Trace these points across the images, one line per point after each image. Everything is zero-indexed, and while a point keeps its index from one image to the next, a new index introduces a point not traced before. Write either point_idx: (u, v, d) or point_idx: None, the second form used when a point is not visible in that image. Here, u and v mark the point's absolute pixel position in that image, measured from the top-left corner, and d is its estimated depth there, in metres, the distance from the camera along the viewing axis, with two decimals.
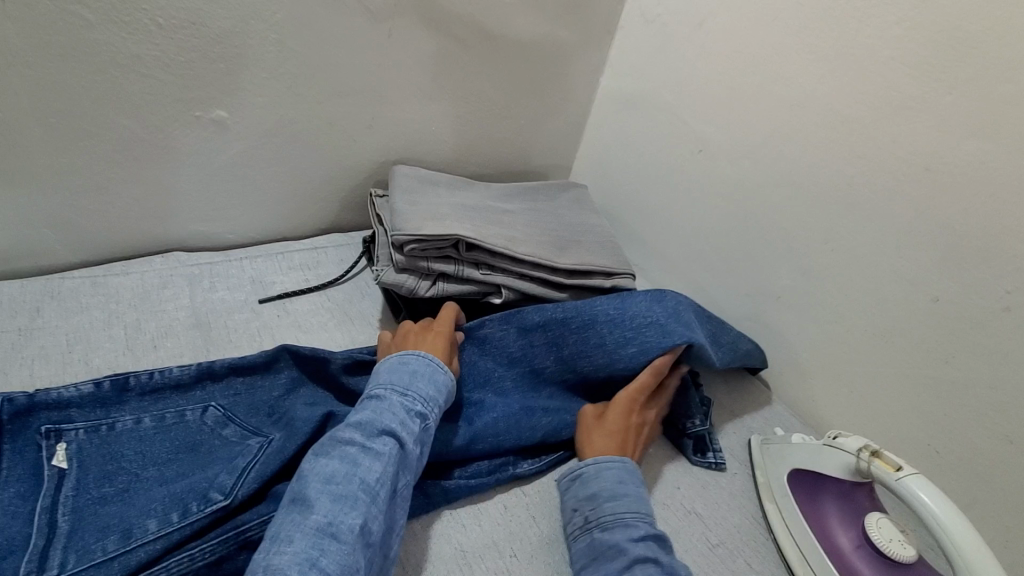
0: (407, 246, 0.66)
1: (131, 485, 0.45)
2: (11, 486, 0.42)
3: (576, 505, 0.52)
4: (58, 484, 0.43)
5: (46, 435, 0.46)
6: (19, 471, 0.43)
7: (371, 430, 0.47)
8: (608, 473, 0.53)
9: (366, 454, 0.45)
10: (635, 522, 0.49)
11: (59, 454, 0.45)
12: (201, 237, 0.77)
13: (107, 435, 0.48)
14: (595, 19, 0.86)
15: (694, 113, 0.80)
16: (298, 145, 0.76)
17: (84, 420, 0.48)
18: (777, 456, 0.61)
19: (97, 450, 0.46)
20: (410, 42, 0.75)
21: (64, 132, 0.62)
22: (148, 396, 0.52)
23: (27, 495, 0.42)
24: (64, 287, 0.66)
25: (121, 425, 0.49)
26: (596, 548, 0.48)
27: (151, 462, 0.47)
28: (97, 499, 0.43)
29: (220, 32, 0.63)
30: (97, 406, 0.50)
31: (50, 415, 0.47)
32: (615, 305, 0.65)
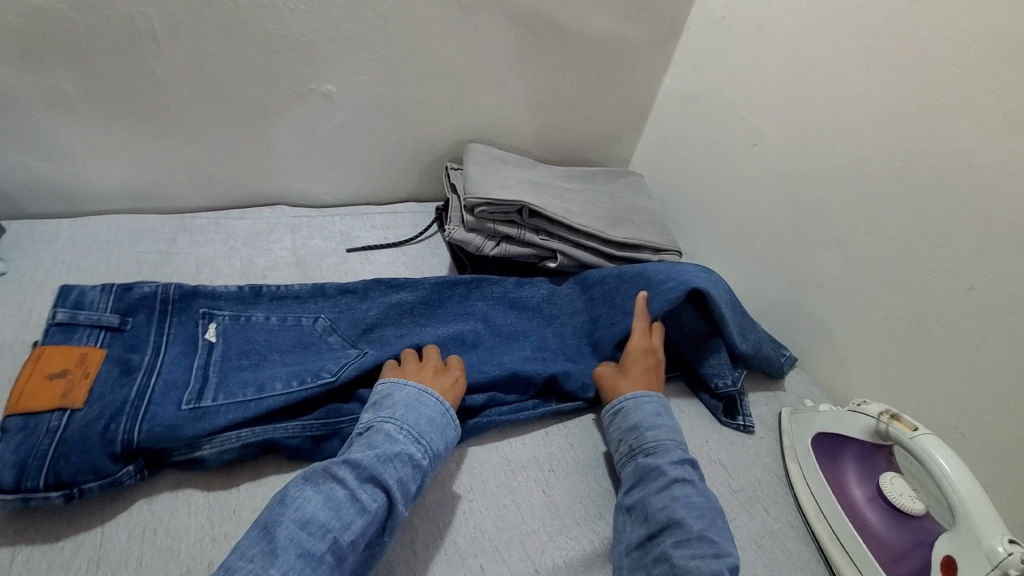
0: (477, 208, 0.75)
1: (260, 361, 0.58)
2: (177, 346, 0.56)
3: (621, 435, 0.58)
4: (209, 350, 0.57)
5: (203, 315, 0.60)
6: (184, 334, 0.58)
7: (365, 477, 0.45)
8: (646, 407, 0.60)
9: (350, 505, 0.43)
10: (673, 448, 0.55)
11: (211, 329, 0.59)
12: (300, 194, 0.90)
13: (244, 324, 0.61)
14: (663, 20, 0.93)
15: (751, 109, 0.85)
16: (389, 119, 0.87)
17: (230, 310, 0.62)
18: (803, 422, 0.65)
19: (237, 333, 0.60)
20: (493, 34, 0.84)
21: (208, 94, 0.75)
22: (275, 300, 0.65)
23: (187, 354, 0.56)
24: (194, 224, 0.79)
25: (255, 318, 0.62)
26: (642, 470, 0.54)
27: (275, 348, 0.60)
28: (236, 365, 0.57)
29: (337, 18, 0.75)
30: (238, 301, 0.63)
31: (206, 301, 0.61)
32: (663, 268, 0.72)
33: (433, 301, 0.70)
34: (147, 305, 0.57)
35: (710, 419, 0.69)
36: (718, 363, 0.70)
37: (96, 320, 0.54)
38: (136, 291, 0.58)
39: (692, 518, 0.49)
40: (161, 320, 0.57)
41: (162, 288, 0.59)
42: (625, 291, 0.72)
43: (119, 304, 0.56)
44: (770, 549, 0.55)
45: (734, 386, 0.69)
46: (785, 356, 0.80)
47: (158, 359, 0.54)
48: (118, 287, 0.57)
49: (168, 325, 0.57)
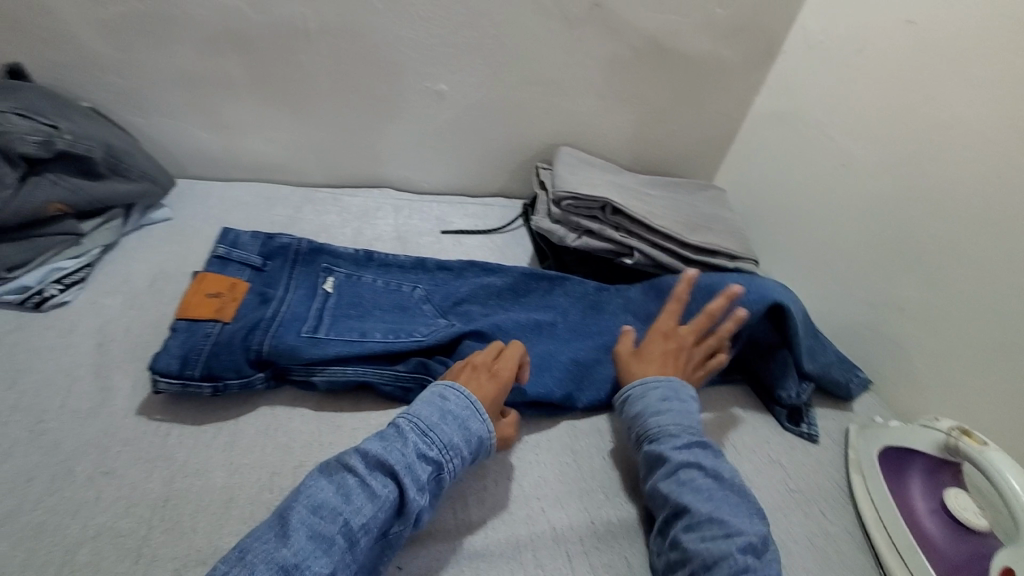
0: (564, 201, 0.81)
1: (365, 314, 0.66)
2: (300, 290, 0.66)
3: (630, 425, 0.60)
4: (325, 298, 0.66)
5: (324, 269, 0.70)
6: (308, 281, 0.67)
7: (372, 465, 0.47)
8: (653, 393, 0.60)
9: (360, 492, 0.45)
10: (676, 433, 0.57)
11: (329, 280, 0.69)
12: (406, 181, 1.00)
13: (355, 281, 0.70)
14: (760, 41, 0.96)
15: (842, 130, 0.86)
16: (490, 119, 0.96)
17: (345, 269, 0.71)
18: (870, 436, 0.65)
19: (349, 287, 0.69)
20: (593, 47, 0.91)
21: (342, 85, 0.87)
22: (382, 267, 0.74)
23: (309, 297, 0.65)
24: (317, 197, 0.91)
25: (365, 279, 0.72)
26: (651, 458, 0.56)
27: (378, 306, 0.68)
28: (346, 313, 0.65)
29: (457, 26, 0.85)
30: (353, 262, 0.73)
31: (329, 258, 0.71)
32: (745, 282, 0.74)
33: (518, 288, 0.76)
34: (283, 254, 0.69)
35: (773, 424, 0.71)
36: (782, 374, 0.71)
37: (245, 259, 0.66)
38: (277, 241, 0.69)
39: (696, 501, 0.51)
40: (291, 267, 0.68)
41: (296, 242, 0.70)
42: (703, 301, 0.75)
43: (263, 249, 0.68)
44: (823, 549, 0.57)
45: (798, 397, 0.70)
46: (858, 379, 0.77)
47: (286, 297, 0.64)
48: (264, 236, 0.69)
49: (296, 273, 0.68)
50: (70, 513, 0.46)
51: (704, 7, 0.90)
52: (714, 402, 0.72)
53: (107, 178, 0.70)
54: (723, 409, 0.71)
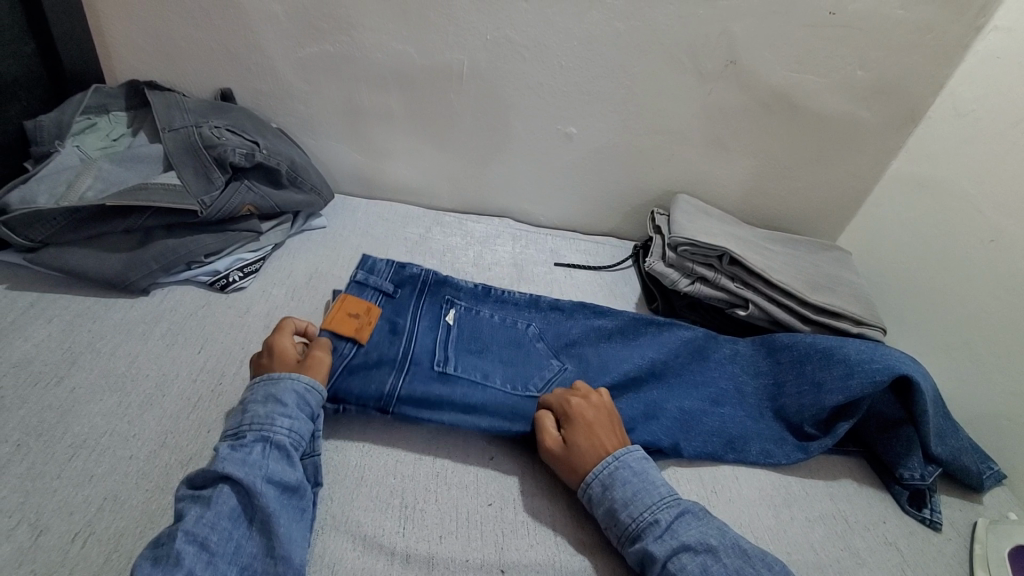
0: (681, 247, 0.83)
1: (483, 350, 0.70)
2: (426, 322, 0.71)
3: (604, 526, 0.55)
4: (449, 331, 0.71)
5: (447, 301, 0.75)
6: (432, 311, 0.73)
7: (195, 481, 0.48)
8: (613, 478, 0.55)
9: (195, 508, 0.46)
10: (651, 517, 0.52)
11: (451, 312, 0.74)
12: (525, 214, 1.07)
13: (475, 315, 0.75)
14: (902, 105, 0.93)
15: (992, 202, 0.81)
16: (612, 163, 1.01)
17: (465, 302, 0.77)
18: (1002, 532, 0.61)
19: (469, 321, 0.74)
20: (722, 101, 0.94)
21: (483, 123, 0.97)
22: (500, 303, 0.79)
23: (433, 329, 0.70)
24: (446, 220, 1.01)
25: (483, 313, 0.76)
26: (638, 558, 0.51)
27: (496, 342, 0.72)
28: (467, 348, 0.70)
29: (595, 75, 0.91)
30: (473, 296, 0.78)
31: (452, 290, 0.77)
32: (868, 346, 0.70)
33: (628, 331, 0.79)
34: (413, 283, 0.75)
35: (890, 503, 0.66)
36: (906, 453, 0.67)
37: (379, 285, 0.72)
38: (407, 271, 0.76)
39: None
40: (419, 297, 0.74)
41: (424, 272, 0.76)
42: (818, 358, 0.71)
43: (396, 277, 0.74)
44: None
45: (922, 479, 0.64)
46: (993, 471, 0.71)
47: (414, 329, 0.69)
48: (396, 265, 0.76)
49: (423, 301, 0.74)
50: None
51: (844, 68, 0.90)
52: (823, 470, 0.69)
53: (286, 188, 0.84)
54: (833, 479, 0.68)
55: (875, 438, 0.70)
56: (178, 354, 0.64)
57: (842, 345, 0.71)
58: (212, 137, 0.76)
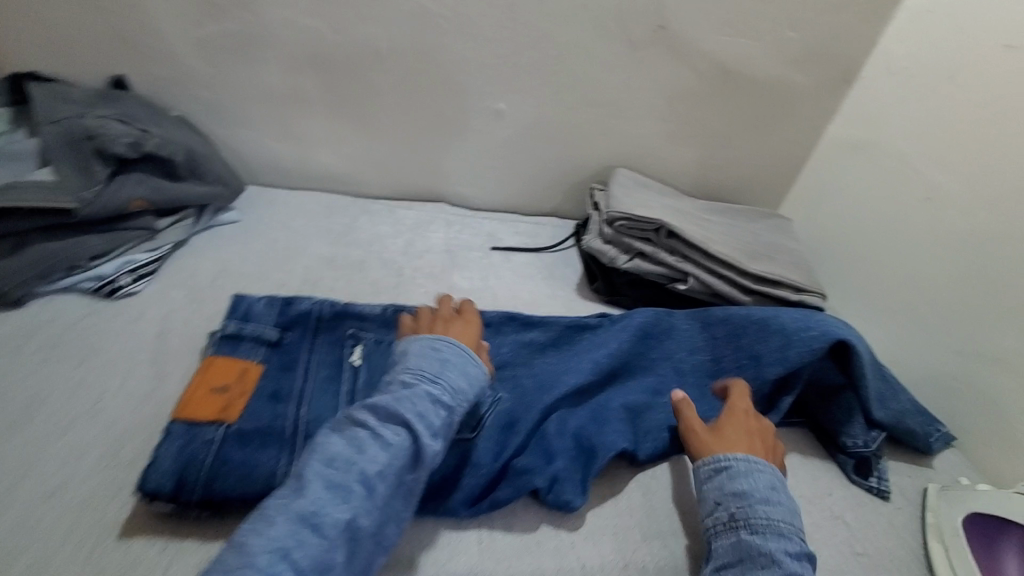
0: (617, 222, 0.79)
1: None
2: (323, 371, 0.60)
3: (722, 499, 0.53)
4: (355, 376, 0.60)
5: (350, 336, 0.64)
6: (329, 356, 0.62)
7: (385, 418, 0.50)
8: (759, 475, 0.54)
9: (372, 444, 0.48)
10: (788, 533, 0.50)
11: (356, 353, 0.62)
12: (460, 197, 1.02)
13: (388, 349, 0.64)
14: (836, 66, 0.91)
15: (930, 161, 0.79)
16: (547, 140, 0.96)
17: (374, 333, 0.65)
18: (954, 500, 0.58)
19: (380, 358, 0.63)
20: (656, 70, 0.90)
21: (408, 103, 0.90)
22: (414, 327, 0.68)
23: (332, 380, 0.59)
24: (374, 208, 0.94)
25: (396, 344, 0.66)
26: (746, 549, 0.49)
27: None
28: (381, 395, 0.59)
29: (522, 46, 0.86)
30: (383, 325, 0.66)
31: (353, 322, 0.65)
32: (802, 314, 0.68)
33: (562, 342, 0.70)
34: (303, 322, 0.64)
35: (839, 476, 0.64)
36: (848, 420, 0.65)
37: (259, 334, 0.62)
38: (297, 306, 0.65)
39: None
40: (313, 338, 0.63)
41: (316, 307, 0.65)
42: (754, 329, 0.68)
43: (280, 319, 0.64)
44: None
45: (866, 446, 0.63)
46: (942, 434, 0.69)
47: (306, 388, 0.58)
48: (282, 302, 0.65)
49: (318, 344, 0.63)
50: (112, 494, 0.49)
51: (776, 29, 0.87)
52: None
53: (185, 180, 0.76)
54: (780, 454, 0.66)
55: (817, 409, 0.67)
56: (53, 372, 0.57)
57: (780, 316, 0.68)
58: (94, 126, 0.68)
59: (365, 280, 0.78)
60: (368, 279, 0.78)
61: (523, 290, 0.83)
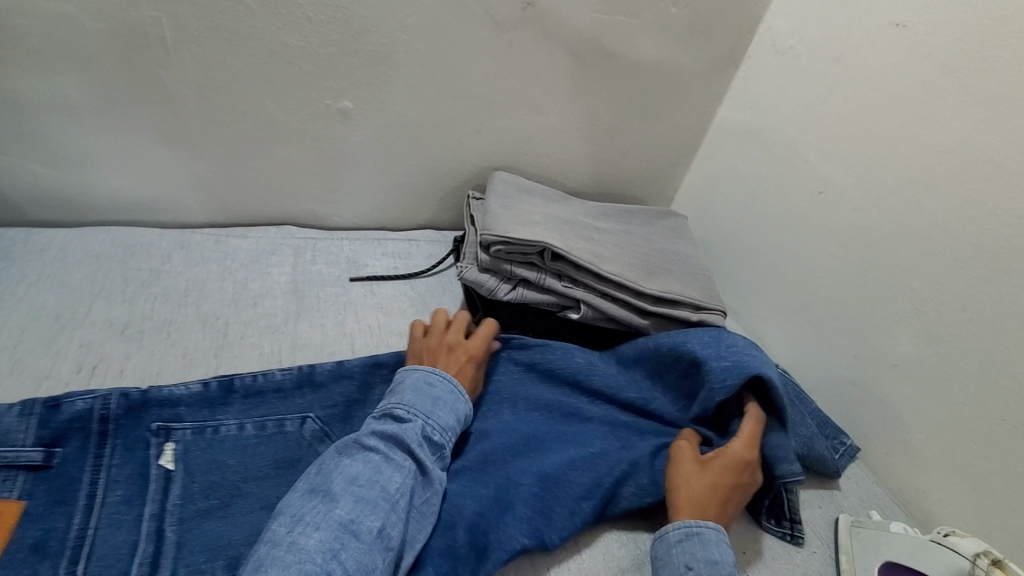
0: (493, 246, 0.66)
1: (232, 499, 0.48)
2: (119, 489, 0.46)
3: (692, 566, 0.47)
4: (166, 486, 0.47)
5: (156, 433, 0.50)
6: (128, 467, 0.48)
7: (393, 442, 0.49)
8: (725, 548, 0.49)
9: (387, 464, 0.47)
10: None
11: (165, 453, 0.49)
12: (313, 216, 0.84)
13: (210, 439, 0.51)
14: (721, 46, 0.83)
15: (820, 152, 0.74)
16: (409, 142, 0.80)
17: (191, 421, 0.52)
18: (869, 543, 0.54)
19: (199, 454, 0.50)
20: (527, 54, 0.77)
21: (220, 107, 0.71)
22: (250, 401, 0.55)
23: (131, 500, 0.46)
24: (193, 240, 0.74)
25: (225, 429, 0.53)
26: None
27: (251, 475, 0.50)
28: (201, 511, 0.47)
29: (359, 29, 0.69)
30: (203, 406, 0.53)
31: (161, 412, 0.52)
32: (712, 337, 0.61)
33: None
34: (81, 428, 0.48)
35: (750, 522, 0.58)
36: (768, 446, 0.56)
37: (13, 459, 0.45)
38: (67, 409, 0.48)
39: None
40: (99, 446, 0.48)
41: (96, 403, 0.49)
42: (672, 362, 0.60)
43: (44, 430, 0.47)
44: None
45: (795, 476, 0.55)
46: (846, 447, 0.68)
47: (92, 528, 0.44)
48: (43, 407, 0.48)
49: (109, 453, 0.48)
50: None
51: (656, 5, 0.77)
52: None
53: None
54: None
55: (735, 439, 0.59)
56: None
57: (696, 342, 0.60)
58: None
59: (173, 351, 0.60)
60: (178, 348, 0.60)
61: (388, 333, 0.69)
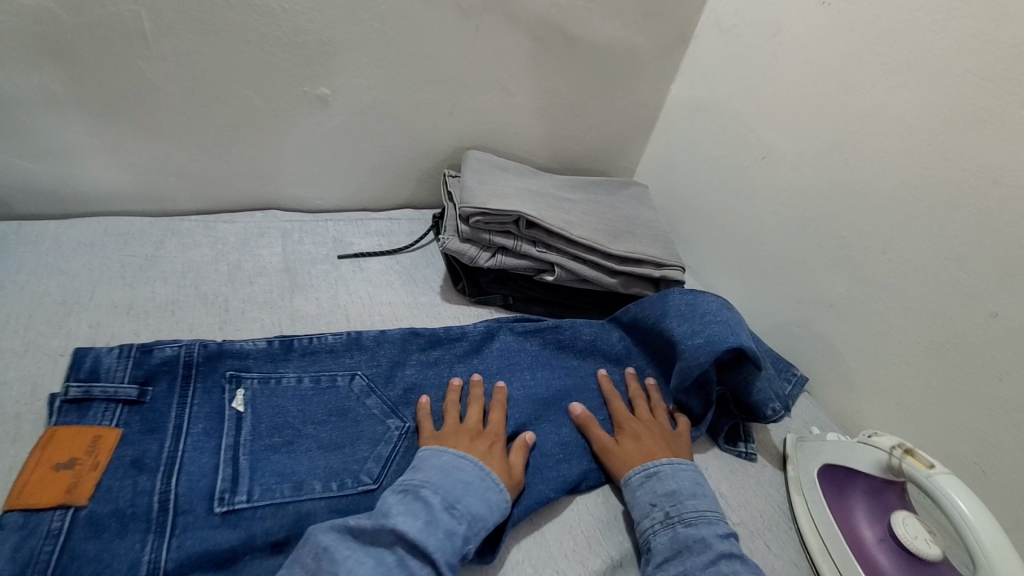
0: (472, 218, 0.72)
1: (294, 438, 0.52)
2: (201, 423, 0.51)
3: (655, 500, 0.54)
4: (237, 426, 0.51)
5: (230, 379, 0.54)
6: (207, 406, 0.52)
7: (412, 546, 0.43)
8: (683, 474, 0.57)
9: (398, 575, 0.42)
10: (716, 520, 0.53)
11: (238, 397, 0.53)
12: (295, 200, 0.88)
13: (274, 389, 0.56)
14: (671, 26, 0.90)
15: (762, 121, 0.82)
16: (385, 125, 0.85)
17: (258, 371, 0.56)
18: (809, 452, 0.62)
19: (266, 400, 0.54)
20: (493, 38, 0.82)
21: (203, 98, 0.74)
22: (307, 358, 0.59)
23: (211, 433, 0.50)
24: (183, 227, 0.77)
25: (286, 381, 0.57)
26: (682, 540, 0.51)
27: (310, 420, 0.54)
28: (268, 447, 0.51)
29: (334, 19, 0.73)
30: (267, 361, 0.57)
31: (233, 363, 0.56)
32: (688, 305, 0.68)
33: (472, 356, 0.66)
34: (168, 371, 0.53)
35: (712, 447, 0.66)
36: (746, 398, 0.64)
37: (111, 392, 0.50)
38: (158, 354, 0.53)
39: None
40: (184, 387, 0.52)
41: (184, 350, 0.54)
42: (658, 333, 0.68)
43: (137, 371, 0.52)
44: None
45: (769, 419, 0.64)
46: (796, 378, 0.77)
47: (179, 450, 0.48)
48: (137, 350, 0.52)
49: (190, 394, 0.52)
50: None
51: None
52: None
53: None
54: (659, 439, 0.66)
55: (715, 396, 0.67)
56: None
57: (673, 315, 0.67)
58: None
59: (179, 327, 0.64)
60: (183, 324, 0.64)
61: (379, 303, 0.74)
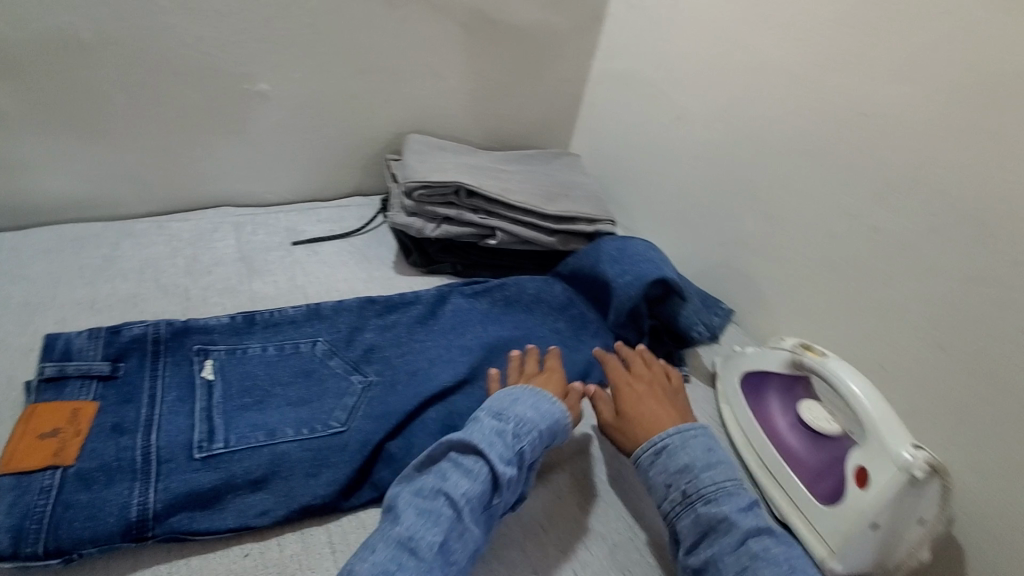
0: (415, 192, 0.78)
1: (265, 396, 0.57)
2: (174, 390, 0.55)
3: (670, 480, 0.54)
4: (208, 390, 0.56)
5: (197, 352, 0.59)
6: (178, 376, 0.56)
7: (463, 448, 0.50)
8: (695, 442, 0.56)
9: (455, 471, 0.49)
10: (736, 490, 0.53)
11: (206, 367, 0.58)
12: (245, 197, 0.91)
13: (241, 357, 0.60)
14: (585, 5, 0.97)
15: (673, 84, 0.90)
16: (326, 117, 0.89)
17: (224, 344, 0.61)
18: (731, 365, 0.71)
19: (234, 367, 0.59)
20: (419, 26, 0.87)
21: (145, 101, 0.77)
22: (269, 329, 0.64)
23: (184, 398, 0.54)
24: (136, 228, 0.80)
25: (252, 350, 0.61)
26: (706, 521, 0.51)
27: (277, 382, 0.59)
28: (240, 405, 0.55)
29: (265, 17, 0.77)
30: (231, 334, 0.62)
31: (199, 338, 0.60)
32: (617, 249, 0.76)
33: (427, 315, 0.71)
34: (139, 348, 0.57)
35: None
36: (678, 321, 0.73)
37: (86, 370, 0.54)
38: (126, 334, 0.57)
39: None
40: (154, 361, 0.56)
41: (151, 329, 0.58)
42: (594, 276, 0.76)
43: (109, 350, 0.56)
44: None
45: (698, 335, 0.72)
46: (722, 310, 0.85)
47: (155, 413, 0.52)
48: (106, 331, 0.56)
49: (161, 367, 0.56)
50: None
51: None
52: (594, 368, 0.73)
53: None
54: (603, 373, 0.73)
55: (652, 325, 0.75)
56: None
57: (606, 258, 0.76)
58: None
59: (143, 317, 0.67)
60: (147, 313, 0.68)
61: (335, 281, 0.78)
